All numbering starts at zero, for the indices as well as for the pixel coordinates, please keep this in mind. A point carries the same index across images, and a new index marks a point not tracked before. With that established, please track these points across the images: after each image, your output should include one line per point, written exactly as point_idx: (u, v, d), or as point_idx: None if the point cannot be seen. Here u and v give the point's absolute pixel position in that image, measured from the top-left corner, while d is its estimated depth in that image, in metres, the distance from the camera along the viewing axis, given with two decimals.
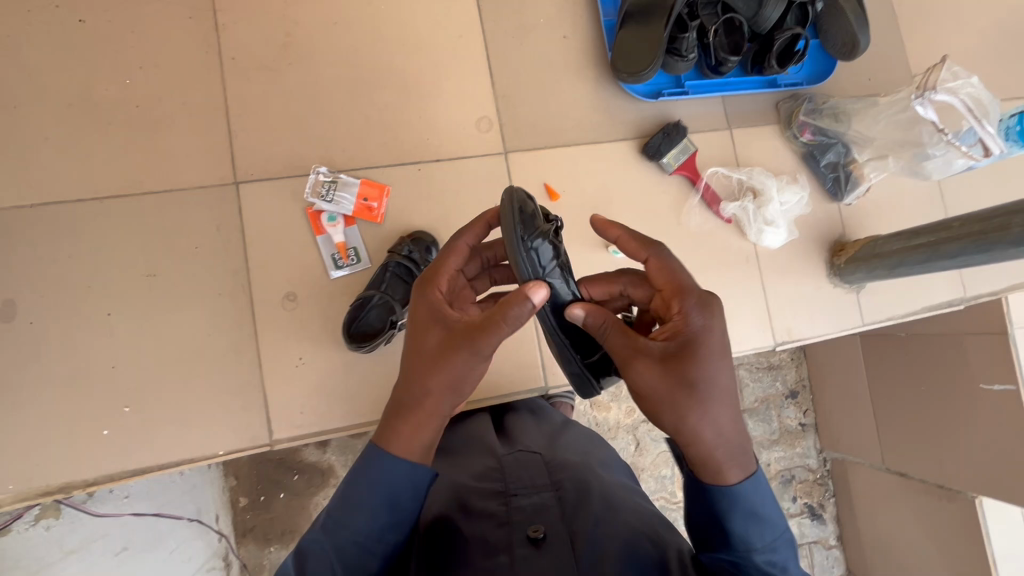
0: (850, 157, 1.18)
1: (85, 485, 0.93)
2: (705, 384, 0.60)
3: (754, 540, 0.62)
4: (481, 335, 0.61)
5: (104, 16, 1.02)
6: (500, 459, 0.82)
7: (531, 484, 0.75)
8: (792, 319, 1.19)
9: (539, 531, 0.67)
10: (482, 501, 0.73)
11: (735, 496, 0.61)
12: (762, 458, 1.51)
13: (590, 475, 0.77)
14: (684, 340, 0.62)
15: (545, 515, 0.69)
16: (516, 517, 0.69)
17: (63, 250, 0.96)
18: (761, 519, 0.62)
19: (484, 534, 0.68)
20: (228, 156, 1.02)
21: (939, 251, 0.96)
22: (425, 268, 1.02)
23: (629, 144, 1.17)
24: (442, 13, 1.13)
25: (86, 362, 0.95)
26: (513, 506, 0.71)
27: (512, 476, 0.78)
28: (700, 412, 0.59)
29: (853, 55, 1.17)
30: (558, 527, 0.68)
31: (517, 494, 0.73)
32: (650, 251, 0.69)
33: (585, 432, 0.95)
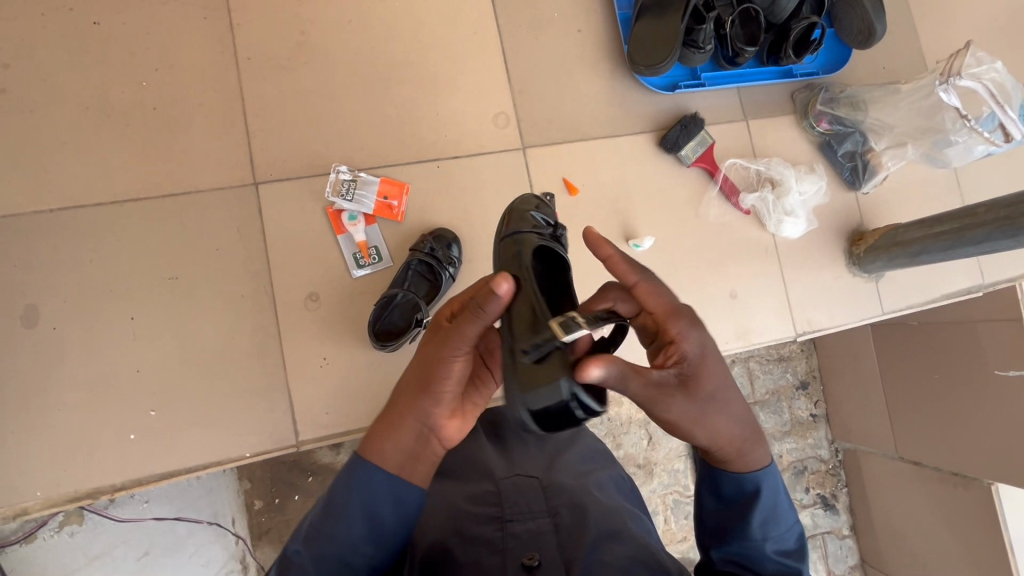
0: (867, 146, 1.18)
1: (113, 490, 0.92)
2: (719, 395, 0.56)
3: (771, 532, 0.60)
4: (450, 325, 0.56)
5: (119, 18, 1.01)
6: (496, 481, 0.81)
7: (526, 513, 0.75)
8: (812, 311, 1.19)
9: (535, 559, 0.66)
10: (476, 527, 0.72)
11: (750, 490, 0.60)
12: (773, 450, 1.51)
13: (588, 498, 0.76)
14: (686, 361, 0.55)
15: (539, 542, 0.69)
16: (511, 544, 0.69)
17: (84, 254, 0.95)
18: (778, 512, 0.61)
19: (478, 559, 0.67)
20: (247, 157, 1.02)
21: (963, 238, 0.96)
22: (448, 266, 1.01)
23: (646, 137, 1.16)
24: (456, 8, 1.12)
25: (110, 367, 0.94)
26: (507, 535, 0.71)
27: (510, 500, 0.77)
28: (721, 421, 0.55)
29: (869, 43, 1.16)
30: (553, 555, 0.67)
31: (513, 520, 0.73)
32: (640, 276, 0.59)
33: (594, 447, 0.94)
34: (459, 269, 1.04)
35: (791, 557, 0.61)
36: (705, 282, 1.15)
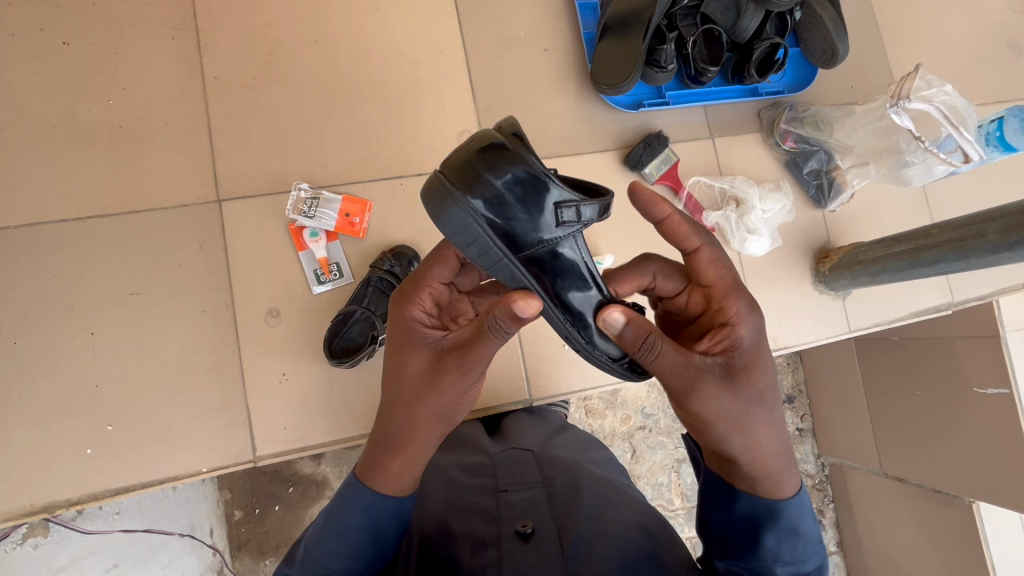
0: (832, 164, 1.19)
1: (69, 504, 0.93)
2: (766, 392, 0.64)
3: (782, 553, 0.64)
4: (469, 356, 0.62)
5: (87, 38, 1.03)
6: (492, 458, 0.87)
7: (521, 482, 0.80)
8: (779, 328, 1.19)
9: (528, 527, 0.71)
10: (474, 498, 0.78)
11: (770, 509, 0.65)
12: None
13: (576, 472, 0.82)
14: (742, 348, 0.65)
15: (533, 512, 0.74)
16: (506, 510, 0.75)
17: (47, 270, 0.97)
18: (793, 534, 0.65)
19: (479, 521, 0.74)
20: (211, 174, 1.03)
21: (919, 259, 0.97)
22: None
23: (612, 155, 1.17)
24: (422, 29, 1.14)
25: (69, 382, 0.95)
26: (503, 501, 0.76)
27: (504, 473, 0.83)
28: (761, 423, 0.62)
29: (833, 63, 1.16)
30: (545, 522, 0.72)
31: (507, 491, 0.79)
32: (703, 239, 0.68)
33: (583, 435, 0.99)
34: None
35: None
36: None
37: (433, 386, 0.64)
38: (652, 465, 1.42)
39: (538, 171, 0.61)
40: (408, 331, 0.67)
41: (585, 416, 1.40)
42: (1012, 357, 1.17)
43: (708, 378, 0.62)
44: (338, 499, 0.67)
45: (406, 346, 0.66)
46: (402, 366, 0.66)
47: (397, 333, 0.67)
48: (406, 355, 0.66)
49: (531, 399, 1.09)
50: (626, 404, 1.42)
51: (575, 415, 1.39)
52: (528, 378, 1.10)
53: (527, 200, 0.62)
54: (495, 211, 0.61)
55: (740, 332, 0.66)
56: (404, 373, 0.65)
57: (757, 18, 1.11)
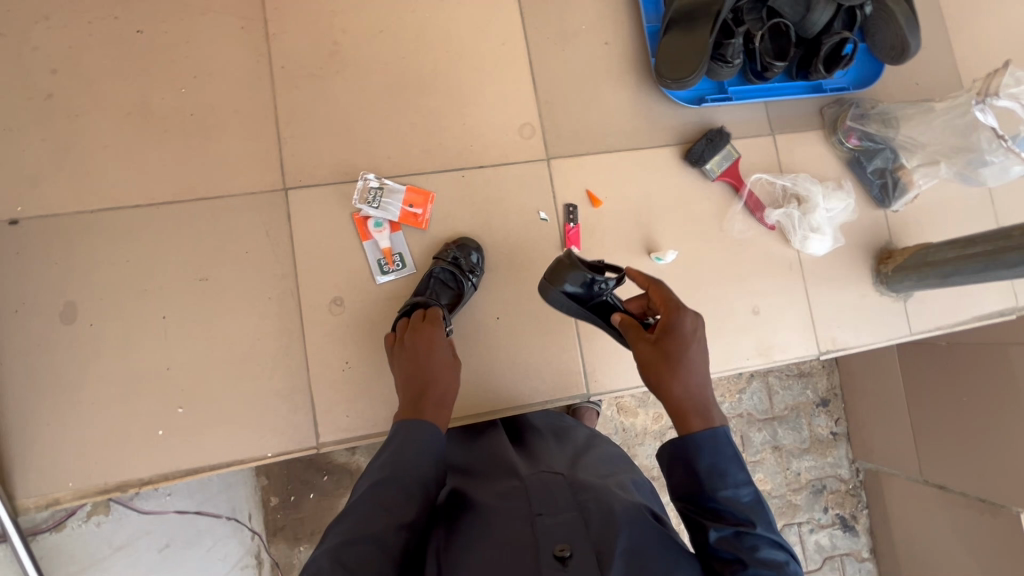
0: (898, 163, 1.15)
1: (140, 484, 0.95)
2: (679, 359, 0.75)
3: (721, 483, 0.67)
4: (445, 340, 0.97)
5: (161, 27, 1.05)
6: (523, 479, 0.77)
7: (555, 506, 0.70)
8: (835, 329, 1.17)
9: (566, 550, 0.63)
10: (505, 523, 0.68)
11: (702, 442, 0.69)
12: (792, 467, 1.49)
13: (612, 497, 0.72)
14: (670, 327, 0.78)
15: (572, 531, 0.65)
16: (540, 532, 0.65)
17: (121, 254, 0.99)
18: (725, 462, 0.68)
19: (508, 542, 0.65)
20: (278, 163, 1.04)
21: (997, 260, 0.94)
22: (471, 273, 1.02)
23: (671, 150, 1.16)
24: (484, 21, 1.14)
25: (142, 365, 0.97)
26: (538, 523, 0.67)
27: (536, 495, 0.73)
28: (671, 371, 0.74)
29: (903, 58, 1.13)
30: (584, 543, 0.64)
31: (542, 515, 0.69)
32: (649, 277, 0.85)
33: (613, 453, 0.89)
34: (479, 275, 1.05)
35: (742, 508, 0.66)
36: (727, 298, 1.14)
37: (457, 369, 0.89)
38: None
39: (588, 271, 0.90)
40: (433, 330, 0.92)
41: (617, 413, 1.40)
42: None
43: (641, 343, 0.81)
44: (410, 435, 0.74)
45: (428, 336, 0.90)
46: (433, 349, 0.89)
47: (424, 327, 0.91)
48: (437, 340, 0.90)
49: (588, 393, 1.09)
50: (659, 403, 1.41)
51: (606, 413, 1.39)
52: (585, 373, 1.09)
53: (586, 287, 0.92)
54: (571, 291, 0.93)
55: (681, 320, 0.78)
56: (436, 356, 0.88)
57: (827, 12, 1.08)
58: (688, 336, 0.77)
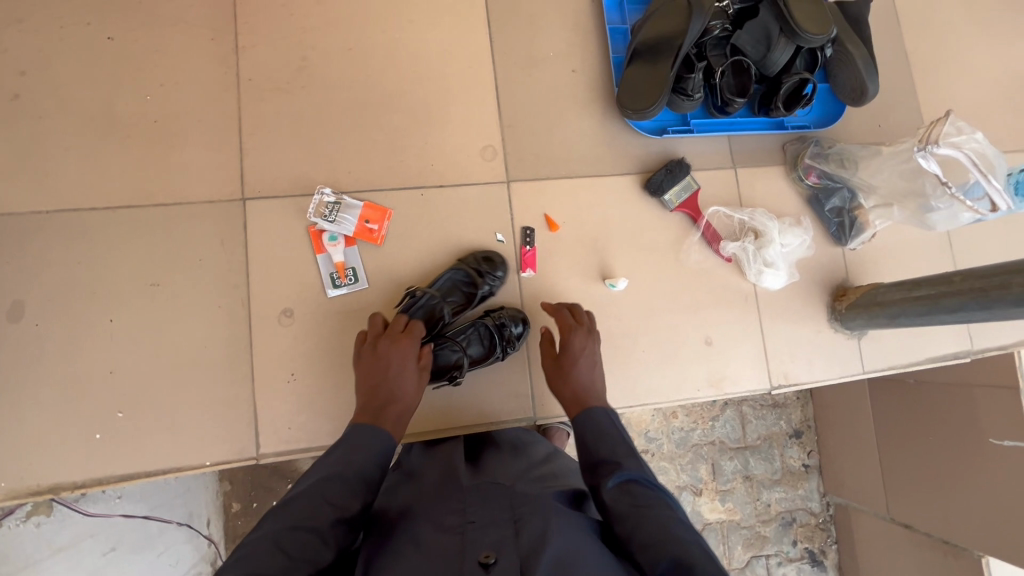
0: (855, 202, 1.17)
1: (74, 487, 0.94)
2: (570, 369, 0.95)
3: (598, 447, 0.81)
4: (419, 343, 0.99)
5: (132, 35, 1.07)
6: (463, 489, 0.76)
7: (490, 515, 0.70)
8: (790, 364, 1.17)
9: (491, 556, 0.63)
10: (437, 535, 0.68)
11: (634, 491, 0.73)
12: (762, 498, 1.48)
13: (549, 506, 0.72)
14: (567, 347, 0.98)
15: (500, 540, 0.65)
16: (468, 541, 0.66)
17: (73, 256, 0.99)
18: (601, 432, 0.83)
19: (435, 551, 0.65)
20: (238, 174, 1.05)
21: (940, 305, 0.95)
22: (507, 342, 1.04)
23: (633, 179, 1.17)
24: (453, 44, 1.16)
25: (86, 367, 0.97)
26: (469, 532, 0.67)
27: (473, 502, 0.72)
28: (570, 374, 0.94)
29: (862, 101, 1.15)
30: (511, 552, 0.64)
31: (474, 523, 0.68)
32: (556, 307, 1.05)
33: (565, 466, 0.91)
34: (513, 352, 1.06)
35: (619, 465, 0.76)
36: (681, 328, 1.15)
37: (424, 387, 0.93)
38: None
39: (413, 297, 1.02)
40: (409, 342, 0.93)
41: None
42: None
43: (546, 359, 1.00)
44: (366, 442, 0.77)
45: (404, 348, 0.92)
46: (405, 363, 0.91)
47: (401, 342, 0.93)
48: (409, 355, 0.92)
49: (536, 416, 1.09)
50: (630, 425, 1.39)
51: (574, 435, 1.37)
52: (533, 397, 1.09)
53: (424, 311, 1.02)
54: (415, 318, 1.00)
55: (574, 337, 0.99)
56: (406, 372, 0.90)
57: (787, 52, 1.11)
58: (583, 346, 0.98)
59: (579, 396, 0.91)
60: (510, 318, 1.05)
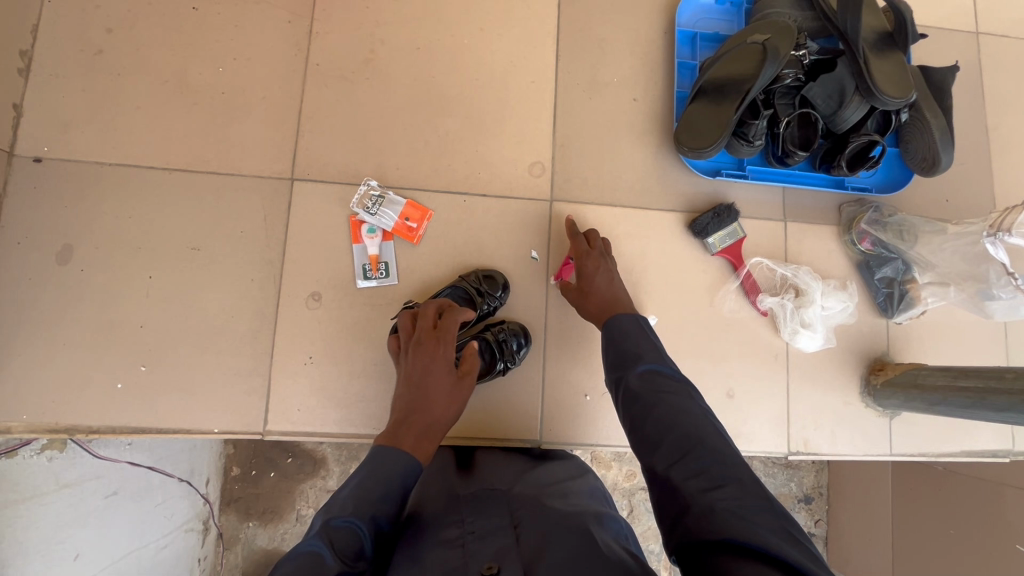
0: (908, 275, 1.12)
1: (87, 431, 0.98)
2: (590, 288, 0.98)
3: (624, 342, 0.87)
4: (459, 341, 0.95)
5: (215, 7, 1.11)
6: (460, 500, 0.77)
7: (489, 525, 0.70)
8: (811, 432, 1.12)
9: (493, 568, 0.62)
10: (437, 550, 0.66)
11: (654, 379, 0.80)
12: None
13: (547, 516, 0.72)
14: (582, 270, 1.00)
15: (501, 548, 0.65)
16: (470, 553, 0.65)
17: (125, 209, 1.03)
18: (627, 330, 0.88)
19: (436, 564, 0.64)
20: (291, 154, 1.08)
21: (986, 402, 0.89)
22: (505, 359, 1.03)
23: (677, 217, 1.15)
24: (519, 56, 1.16)
25: (118, 317, 1.01)
26: (469, 544, 0.66)
27: (470, 513, 0.73)
28: (590, 294, 0.98)
29: (932, 171, 1.10)
30: (514, 560, 0.63)
31: (474, 535, 0.68)
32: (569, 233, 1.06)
33: (565, 461, 0.93)
34: (515, 366, 1.04)
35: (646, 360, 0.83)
36: (703, 376, 1.11)
37: (457, 395, 0.87)
38: (645, 530, 1.37)
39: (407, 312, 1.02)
40: (438, 344, 0.91)
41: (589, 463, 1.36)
42: None
43: (569, 285, 1.03)
44: (384, 466, 0.73)
45: (431, 351, 0.90)
46: (431, 370, 0.88)
47: (429, 343, 0.91)
48: (438, 359, 0.89)
49: (541, 439, 1.07)
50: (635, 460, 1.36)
51: None
52: (541, 419, 1.07)
53: None
54: None
55: (588, 261, 1.01)
56: (437, 377, 0.87)
57: (860, 111, 1.07)
58: (596, 269, 1.00)
59: (604, 310, 0.95)
60: (508, 334, 1.04)
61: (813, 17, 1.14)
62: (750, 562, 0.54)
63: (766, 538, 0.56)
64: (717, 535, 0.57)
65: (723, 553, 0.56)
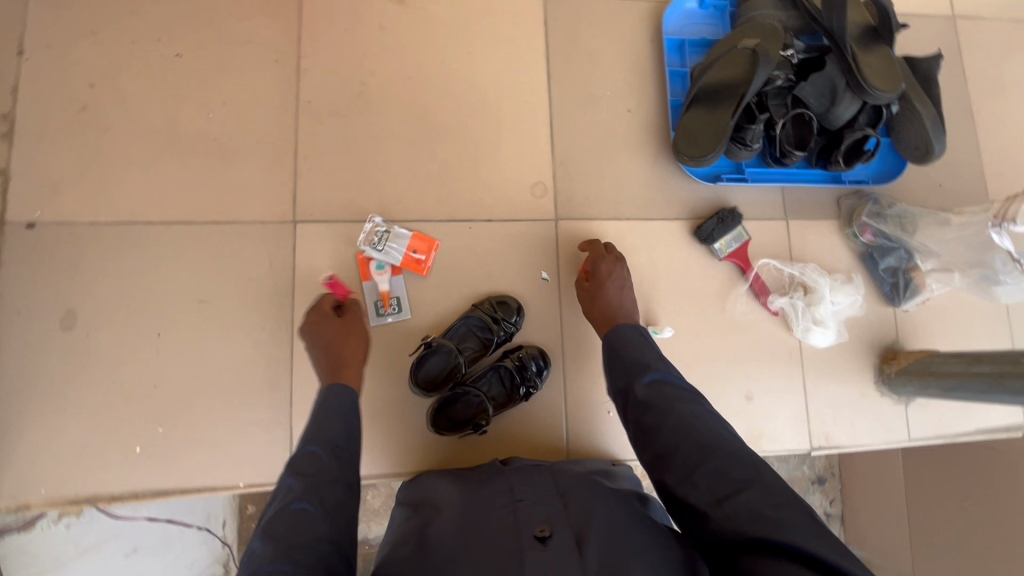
0: (912, 263, 1.13)
1: (110, 499, 0.95)
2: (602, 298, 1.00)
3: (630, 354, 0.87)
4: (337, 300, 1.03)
5: (199, 52, 1.08)
6: (507, 477, 0.80)
7: (537, 493, 0.73)
8: (831, 426, 1.14)
9: (546, 530, 0.66)
10: (489, 515, 0.70)
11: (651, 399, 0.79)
12: None
13: (590, 491, 0.75)
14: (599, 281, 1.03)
15: (551, 514, 0.68)
16: (522, 518, 0.68)
17: (128, 268, 1.01)
18: (631, 342, 0.88)
19: (489, 530, 0.68)
20: (292, 196, 1.06)
21: (1001, 384, 0.91)
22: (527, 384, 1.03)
23: (682, 224, 1.16)
24: (512, 77, 1.16)
25: (130, 379, 0.99)
26: (520, 510, 0.70)
27: (518, 485, 0.76)
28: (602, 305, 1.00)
29: (925, 160, 1.12)
30: (564, 525, 0.67)
31: (523, 502, 0.72)
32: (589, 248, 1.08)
33: (596, 466, 0.94)
34: (537, 390, 1.04)
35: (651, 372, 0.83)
36: (722, 380, 1.12)
37: (356, 333, 0.97)
38: None
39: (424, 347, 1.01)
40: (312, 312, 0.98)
41: None
42: None
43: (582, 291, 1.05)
44: (322, 406, 0.80)
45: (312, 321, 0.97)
46: (322, 332, 0.95)
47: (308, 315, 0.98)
48: (324, 322, 0.97)
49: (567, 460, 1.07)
50: None
51: None
52: (566, 439, 1.07)
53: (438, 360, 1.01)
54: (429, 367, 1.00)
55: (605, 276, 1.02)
56: (331, 334, 0.95)
57: (852, 107, 1.08)
58: (610, 272, 1.03)
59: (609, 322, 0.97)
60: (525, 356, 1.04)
61: (796, 15, 1.15)
62: (771, 559, 0.58)
63: (792, 527, 0.60)
64: (742, 536, 0.61)
65: (750, 553, 0.60)
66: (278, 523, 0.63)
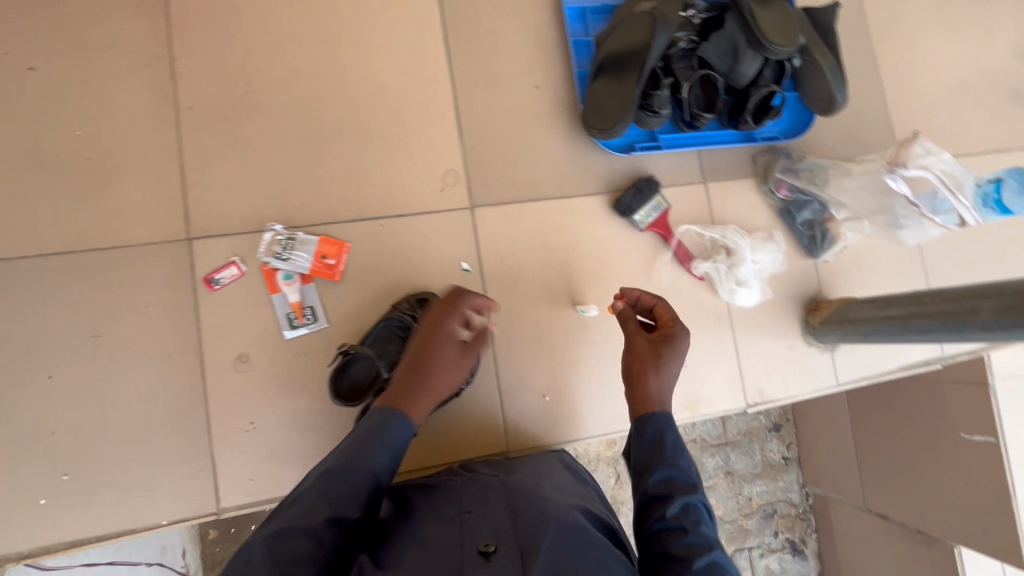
0: (827, 214, 1.16)
1: (19, 558, 0.89)
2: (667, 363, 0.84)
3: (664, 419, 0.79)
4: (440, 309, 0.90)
5: (55, 64, 0.98)
6: (459, 485, 0.79)
7: (485, 505, 0.72)
8: (764, 381, 1.16)
9: (490, 545, 0.64)
10: (435, 530, 0.68)
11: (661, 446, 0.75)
12: (744, 493, 1.42)
13: (543, 499, 0.73)
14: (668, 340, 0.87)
15: (499, 528, 0.66)
16: (466, 531, 0.67)
17: (4, 310, 0.93)
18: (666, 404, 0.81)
19: (438, 541, 0.66)
20: (182, 211, 0.99)
21: (911, 326, 0.94)
22: None
23: (601, 198, 1.14)
24: (409, 62, 1.10)
25: (24, 429, 0.91)
26: (467, 521, 0.68)
27: (467, 497, 0.75)
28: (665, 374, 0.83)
29: (830, 110, 1.13)
30: (511, 540, 0.65)
31: (471, 513, 0.70)
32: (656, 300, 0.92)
33: (555, 455, 0.93)
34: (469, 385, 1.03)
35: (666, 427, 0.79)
36: None
37: (460, 365, 0.85)
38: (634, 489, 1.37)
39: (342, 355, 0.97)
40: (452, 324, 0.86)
41: None
42: (999, 403, 1.12)
43: (636, 337, 0.88)
44: (380, 425, 0.72)
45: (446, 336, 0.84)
46: (440, 346, 0.83)
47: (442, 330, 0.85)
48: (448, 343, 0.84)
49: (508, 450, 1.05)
50: None
51: None
52: (504, 427, 1.06)
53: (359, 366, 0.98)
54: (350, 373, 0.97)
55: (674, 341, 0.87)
56: (445, 354, 0.83)
57: (755, 64, 1.07)
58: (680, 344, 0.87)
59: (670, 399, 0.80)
60: None
61: None
62: None
63: None
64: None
65: None
66: (282, 551, 0.58)
